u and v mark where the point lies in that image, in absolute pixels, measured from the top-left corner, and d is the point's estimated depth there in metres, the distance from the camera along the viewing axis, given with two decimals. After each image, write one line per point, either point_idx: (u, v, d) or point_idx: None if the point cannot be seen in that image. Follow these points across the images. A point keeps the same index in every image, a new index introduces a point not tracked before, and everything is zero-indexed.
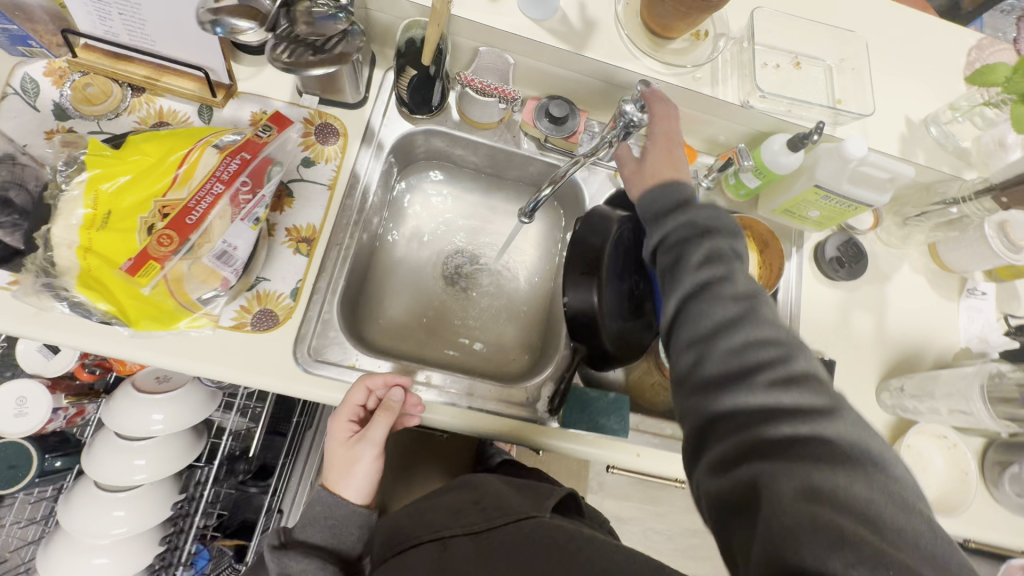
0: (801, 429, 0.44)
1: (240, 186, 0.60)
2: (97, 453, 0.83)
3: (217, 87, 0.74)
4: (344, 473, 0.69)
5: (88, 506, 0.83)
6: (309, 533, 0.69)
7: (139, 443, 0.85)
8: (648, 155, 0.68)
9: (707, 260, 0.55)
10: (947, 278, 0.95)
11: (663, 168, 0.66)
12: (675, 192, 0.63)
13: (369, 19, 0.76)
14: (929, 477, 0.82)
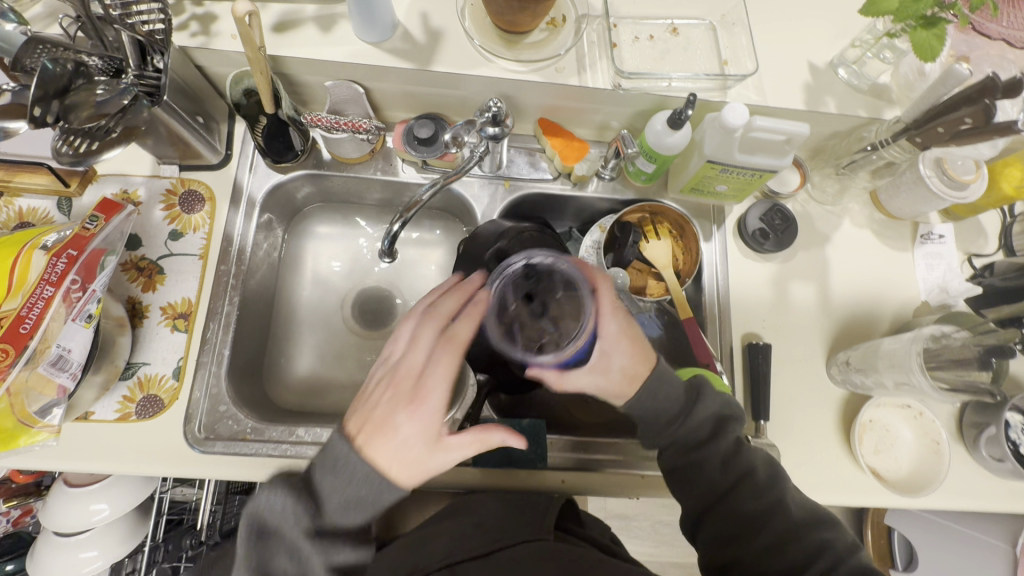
0: (817, 546, 0.56)
1: (70, 285, 0.57)
2: (42, 553, 0.84)
3: (69, 176, 0.72)
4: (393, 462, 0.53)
5: None
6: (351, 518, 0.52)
7: (79, 537, 0.85)
8: (609, 377, 0.62)
9: (727, 458, 0.60)
10: (896, 227, 0.86)
11: (635, 367, 0.61)
12: (667, 392, 0.61)
13: (209, 77, 0.74)
14: (896, 453, 0.75)
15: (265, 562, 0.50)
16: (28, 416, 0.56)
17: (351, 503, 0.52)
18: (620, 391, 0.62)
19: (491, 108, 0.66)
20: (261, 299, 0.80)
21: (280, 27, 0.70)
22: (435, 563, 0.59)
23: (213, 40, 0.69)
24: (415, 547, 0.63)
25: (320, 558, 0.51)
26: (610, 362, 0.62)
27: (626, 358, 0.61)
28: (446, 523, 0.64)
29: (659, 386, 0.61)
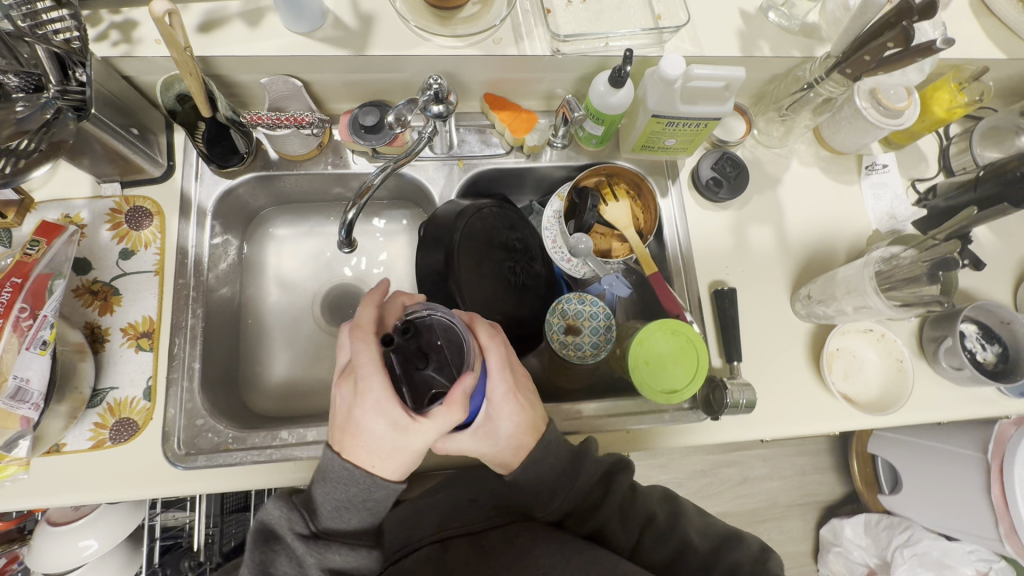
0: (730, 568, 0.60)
1: (18, 314, 0.55)
2: None
3: (5, 207, 0.70)
4: (368, 454, 0.54)
5: None
6: (343, 522, 0.57)
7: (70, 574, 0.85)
8: (495, 442, 0.59)
9: (624, 513, 0.62)
10: (842, 161, 0.89)
11: (520, 436, 0.59)
12: (552, 451, 0.60)
13: (139, 87, 0.72)
14: (864, 376, 0.78)
15: (266, 563, 0.55)
16: None
17: (345, 505, 0.56)
18: (507, 454, 0.60)
19: (432, 86, 0.65)
20: (226, 309, 0.79)
21: (207, 28, 0.68)
22: (428, 535, 0.61)
23: (137, 47, 0.67)
24: (411, 514, 0.64)
25: (315, 558, 0.56)
26: (499, 427, 0.59)
27: (512, 418, 0.59)
28: (444, 492, 0.65)
29: (544, 454, 0.60)
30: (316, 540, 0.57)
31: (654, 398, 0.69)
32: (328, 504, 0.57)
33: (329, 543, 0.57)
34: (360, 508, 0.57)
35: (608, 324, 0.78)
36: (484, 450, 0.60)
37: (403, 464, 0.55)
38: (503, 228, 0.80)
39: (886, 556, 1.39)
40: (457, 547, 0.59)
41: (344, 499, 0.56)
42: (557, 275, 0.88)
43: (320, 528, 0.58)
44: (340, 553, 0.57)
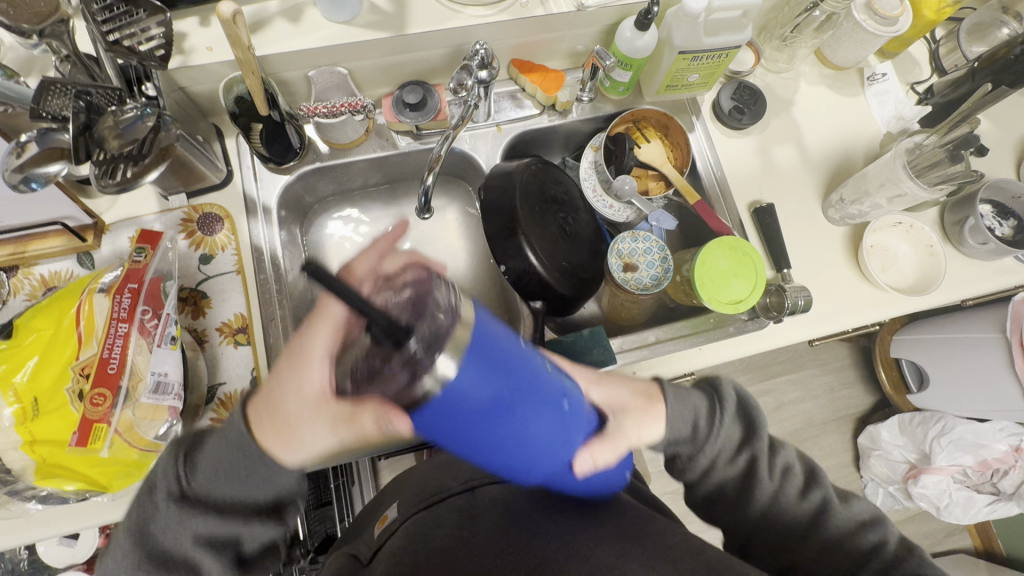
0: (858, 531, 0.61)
1: (142, 317, 0.59)
2: None
3: (83, 231, 0.72)
4: (276, 419, 0.53)
5: None
6: (216, 486, 0.53)
7: None
8: (633, 413, 0.60)
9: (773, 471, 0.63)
10: (845, 76, 0.95)
11: (639, 384, 0.64)
12: (683, 396, 0.63)
13: (192, 97, 0.74)
14: (899, 266, 0.85)
15: (146, 520, 0.52)
16: (147, 443, 0.59)
17: (224, 473, 0.53)
18: (652, 411, 0.61)
19: (478, 53, 0.69)
20: (304, 300, 0.82)
21: (253, 29, 0.71)
22: (458, 485, 0.62)
23: (190, 56, 0.69)
24: (440, 469, 0.66)
25: (180, 523, 0.52)
26: (623, 401, 0.61)
27: (634, 401, 0.61)
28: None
29: (679, 395, 0.63)
30: (185, 503, 0.53)
31: (722, 310, 0.75)
32: (210, 467, 0.53)
33: (201, 506, 0.53)
34: (233, 476, 0.54)
35: (663, 256, 0.82)
36: (631, 424, 0.58)
37: (291, 441, 0.53)
38: (549, 183, 0.85)
39: (924, 449, 1.48)
40: (489, 495, 0.60)
41: (229, 467, 0.54)
42: (599, 223, 0.93)
43: (192, 489, 0.53)
44: (212, 521, 0.53)
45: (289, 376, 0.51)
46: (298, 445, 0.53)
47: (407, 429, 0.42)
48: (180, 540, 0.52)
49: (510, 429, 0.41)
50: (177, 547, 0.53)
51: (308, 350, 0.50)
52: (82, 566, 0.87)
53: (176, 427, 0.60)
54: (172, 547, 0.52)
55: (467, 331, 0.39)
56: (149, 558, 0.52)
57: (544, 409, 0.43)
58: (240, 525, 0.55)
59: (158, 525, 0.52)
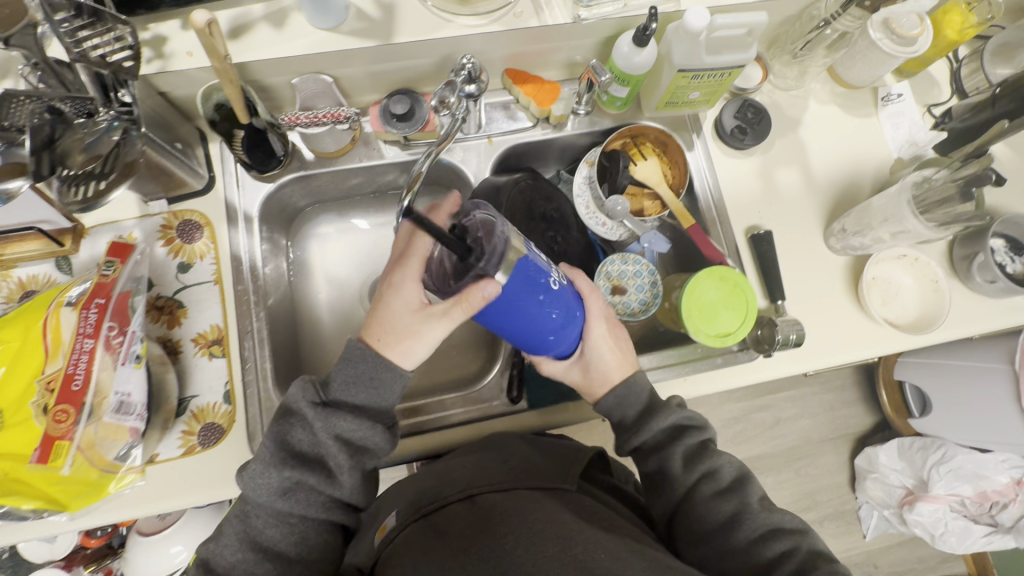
0: (770, 527, 0.57)
1: (108, 332, 0.58)
2: (135, 553, 0.86)
3: (60, 235, 0.71)
4: (381, 327, 0.58)
5: (144, 551, 0.85)
6: (349, 394, 0.58)
7: (167, 531, 0.86)
8: (591, 373, 0.66)
9: (688, 461, 0.62)
10: (858, 95, 0.91)
11: (623, 364, 0.66)
12: (637, 396, 0.65)
13: (173, 102, 0.73)
14: (901, 300, 0.81)
15: (283, 432, 0.57)
16: (107, 463, 0.59)
17: (354, 381, 0.58)
18: (608, 381, 0.65)
19: (465, 66, 0.66)
20: (283, 310, 0.81)
21: (234, 34, 0.69)
22: (456, 493, 0.59)
23: (170, 61, 0.68)
24: (438, 480, 0.64)
25: (322, 425, 0.57)
26: (606, 362, 0.65)
27: (610, 345, 0.65)
28: (473, 461, 0.65)
29: (628, 394, 0.64)
30: (324, 409, 0.57)
31: (709, 342, 0.72)
32: (341, 377, 0.58)
33: (337, 410, 0.57)
34: (365, 386, 0.58)
35: (652, 281, 0.80)
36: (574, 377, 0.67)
37: (410, 347, 0.58)
38: (539, 200, 0.82)
39: (922, 476, 1.45)
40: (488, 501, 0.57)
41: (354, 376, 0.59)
42: (592, 241, 0.90)
43: (330, 396, 0.58)
44: (349, 420, 0.57)
45: (395, 297, 0.57)
46: (416, 350, 0.58)
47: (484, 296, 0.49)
48: (312, 441, 0.57)
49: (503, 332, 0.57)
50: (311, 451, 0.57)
51: (405, 275, 0.57)
52: (60, 561, 0.86)
53: (136, 449, 0.61)
54: (306, 448, 0.57)
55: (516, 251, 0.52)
56: (288, 459, 0.56)
57: (535, 327, 0.57)
58: (369, 429, 0.58)
59: (293, 434, 0.57)
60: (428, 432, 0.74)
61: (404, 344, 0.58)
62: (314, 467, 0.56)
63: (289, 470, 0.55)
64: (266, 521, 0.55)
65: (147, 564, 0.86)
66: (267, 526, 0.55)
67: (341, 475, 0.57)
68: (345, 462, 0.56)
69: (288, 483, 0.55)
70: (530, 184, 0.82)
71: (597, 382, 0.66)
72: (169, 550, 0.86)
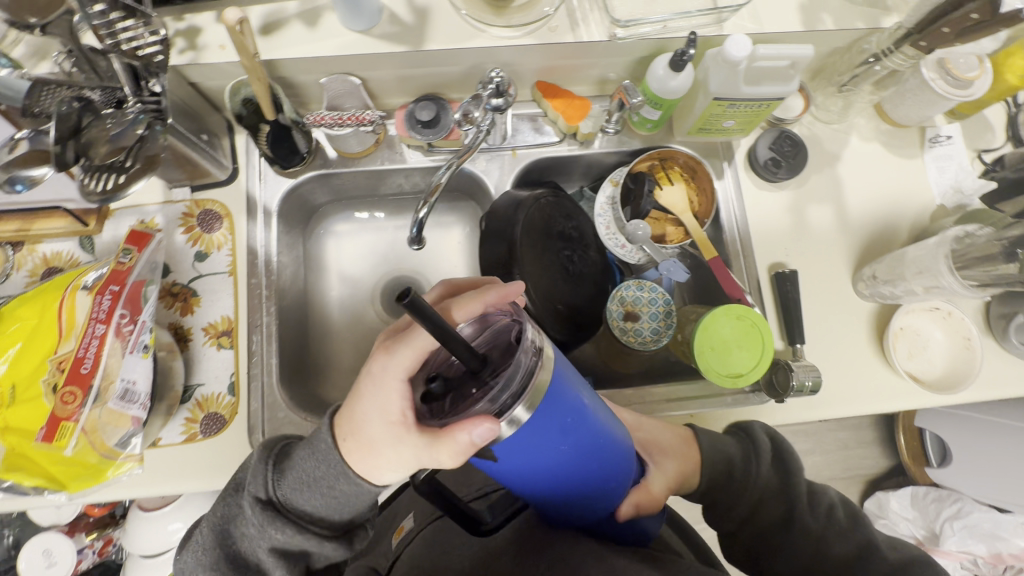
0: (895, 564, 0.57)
1: (119, 320, 0.59)
2: (135, 526, 0.88)
3: (86, 215, 0.73)
4: (353, 429, 0.50)
5: (144, 524, 0.87)
6: (299, 498, 0.52)
7: (166, 508, 0.87)
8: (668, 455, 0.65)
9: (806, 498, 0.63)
10: (903, 134, 0.86)
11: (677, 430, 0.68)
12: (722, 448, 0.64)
13: (203, 92, 0.73)
14: (929, 355, 0.77)
15: (229, 516, 0.54)
16: (108, 449, 0.59)
17: (308, 483, 0.52)
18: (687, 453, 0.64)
19: (493, 80, 0.65)
20: (294, 306, 0.82)
21: (267, 30, 0.69)
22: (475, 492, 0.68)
23: (202, 53, 0.68)
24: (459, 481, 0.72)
25: (263, 537, 0.52)
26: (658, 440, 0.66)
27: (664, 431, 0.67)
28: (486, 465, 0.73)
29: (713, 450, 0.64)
30: (268, 509, 0.52)
31: (719, 382, 0.70)
32: (296, 475, 0.53)
33: (282, 518, 0.52)
34: (326, 494, 0.52)
35: (667, 310, 0.78)
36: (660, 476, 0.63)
37: (372, 458, 0.51)
38: (559, 217, 0.81)
39: (934, 528, 1.40)
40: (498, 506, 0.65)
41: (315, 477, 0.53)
42: (610, 261, 0.88)
43: (280, 495, 0.53)
44: (288, 532, 0.52)
45: (370, 397, 0.48)
46: (390, 469, 0.51)
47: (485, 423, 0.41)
48: (254, 545, 0.53)
49: (598, 457, 0.51)
50: (253, 555, 0.54)
51: (390, 374, 0.48)
52: (64, 527, 0.90)
53: (137, 437, 0.60)
54: (247, 550, 0.53)
55: (545, 373, 0.44)
56: (226, 557, 0.53)
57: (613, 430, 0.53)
58: (314, 542, 0.53)
59: (237, 528, 0.54)
60: None
61: (373, 460, 0.50)
62: (248, 575, 0.53)
63: None
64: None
65: (145, 539, 0.88)
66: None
67: None
68: None
69: None
70: (551, 200, 0.81)
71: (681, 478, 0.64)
72: (167, 527, 0.87)
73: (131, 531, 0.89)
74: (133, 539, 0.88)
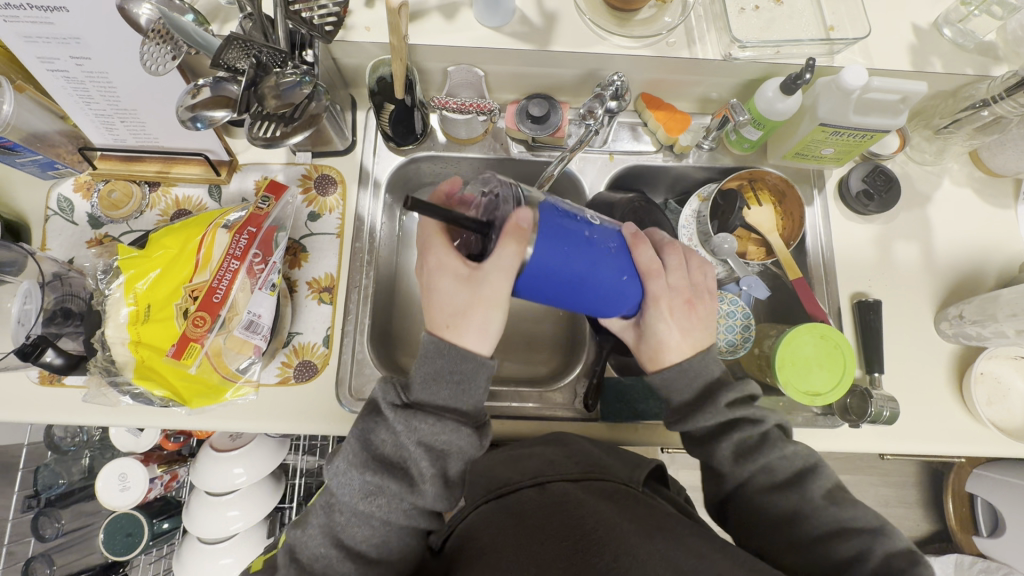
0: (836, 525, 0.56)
1: (252, 259, 0.65)
2: (202, 464, 0.92)
3: (219, 166, 0.80)
4: (445, 315, 0.59)
5: (211, 464, 0.91)
6: (432, 395, 0.59)
7: (234, 452, 0.92)
8: (648, 351, 0.64)
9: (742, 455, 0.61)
10: (997, 184, 0.87)
11: (673, 347, 0.62)
12: (703, 373, 0.62)
13: (340, 68, 0.80)
14: (1010, 404, 0.76)
15: (369, 430, 0.60)
16: (230, 372, 0.65)
17: (439, 381, 0.59)
18: (669, 352, 0.62)
19: (613, 83, 0.71)
20: (386, 274, 0.87)
21: (409, 18, 0.75)
22: (526, 479, 0.63)
23: (349, 33, 0.74)
24: (509, 464, 0.68)
25: (410, 433, 0.58)
26: (663, 340, 0.62)
27: (674, 324, 0.61)
28: (539, 452, 0.68)
29: (693, 371, 0.62)
30: (406, 409, 0.59)
31: (796, 397, 0.71)
32: (423, 379, 0.59)
33: (420, 413, 0.58)
34: (451, 383, 0.59)
35: (746, 323, 0.79)
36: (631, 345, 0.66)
37: (474, 324, 0.58)
38: (650, 223, 0.83)
39: None
40: (557, 489, 0.60)
41: (436, 374, 0.59)
42: None
43: (413, 398, 0.60)
44: (430, 425, 0.58)
45: (437, 287, 0.59)
46: (490, 321, 0.58)
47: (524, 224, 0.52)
48: (396, 442, 0.59)
49: (583, 303, 0.57)
50: (396, 452, 0.59)
51: (437, 262, 0.59)
52: (139, 456, 0.95)
53: (255, 364, 0.67)
54: (390, 451, 0.59)
55: (533, 203, 0.54)
56: (372, 459, 0.59)
57: (611, 302, 0.58)
58: (450, 429, 0.58)
59: (378, 434, 0.60)
60: (498, 418, 0.77)
61: (473, 328, 0.58)
62: (396, 474, 0.58)
63: (371, 473, 0.58)
64: (349, 521, 0.58)
65: (209, 478, 0.92)
66: (351, 524, 0.59)
67: (422, 482, 0.58)
68: (428, 468, 0.58)
69: (374, 486, 0.58)
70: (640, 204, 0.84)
71: (649, 355, 0.63)
72: (231, 470, 0.92)
73: (198, 467, 0.93)
74: (197, 477, 0.92)
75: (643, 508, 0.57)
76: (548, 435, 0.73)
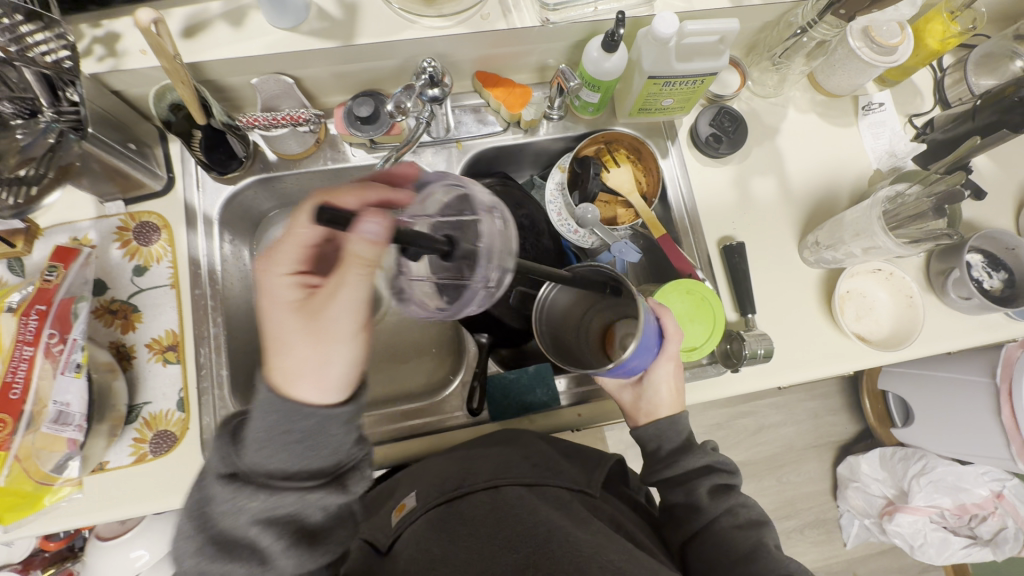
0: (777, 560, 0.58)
1: (49, 340, 0.57)
2: (94, 554, 0.85)
3: (13, 236, 0.69)
4: (279, 358, 0.49)
5: (104, 552, 0.84)
6: (268, 455, 0.48)
7: (129, 535, 0.85)
8: (640, 405, 0.68)
9: (713, 491, 0.65)
10: (838, 104, 0.89)
11: (667, 401, 0.67)
12: (675, 430, 0.67)
13: (129, 100, 0.71)
14: (876, 315, 0.79)
15: (201, 510, 0.48)
16: (44, 474, 0.59)
17: (271, 437, 0.48)
18: (660, 408, 0.67)
19: (425, 69, 0.65)
20: (243, 314, 0.80)
21: (190, 33, 0.67)
22: (481, 481, 0.62)
23: (122, 60, 0.65)
24: (460, 464, 0.65)
25: (246, 506, 0.47)
26: (661, 399, 0.67)
27: (670, 383, 0.67)
28: (493, 450, 0.66)
29: (671, 428, 0.67)
30: (235, 481, 0.48)
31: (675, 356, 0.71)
32: (254, 439, 0.48)
33: (252, 482, 0.48)
34: (302, 445, 0.48)
35: None
36: (617, 392, 0.70)
37: (296, 361, 0.49)
38: (509, 206, 0.81)
39: (903, 487, 1.45)
40: (513, 495, 0.61)
41: (271, 428, 0.49)
42: (565, 247, 0.88)
43: (241, 466, 0.49)
44: (262, 496, 0.48)
45: (270, 301, 0.51)
46: (329, 358, 0.49)
47: (368, 241, 0.48)
48: (238, 521, 0.48)
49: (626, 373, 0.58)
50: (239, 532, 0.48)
51: (283, 269, 0.51)
52: (18, 565, 0.86)
53: (75, 459, 0.60)
54: (230, 531, 0.47)
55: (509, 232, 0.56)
56: (210, 543, 0.47)
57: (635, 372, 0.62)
58: (297, 496, 0.48)
59: (214, 510, 0.48)
60: (386, 443, 0.72)
61: (306, 376, 0.49)
62: (241, 557, 0.47)
63: (209, 561, 0.47)
64: None
65: (105, 568, 0.84)
66: None
67: (278, 558, 0.48)
68: (275, 544, 0.47)
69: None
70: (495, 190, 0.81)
71: (644, 412, 0.67)
72: (128, 554, 0.84)
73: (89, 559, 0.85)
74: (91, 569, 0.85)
75: (597, 522, 0.58)
76: (498, 433, 0.70)
